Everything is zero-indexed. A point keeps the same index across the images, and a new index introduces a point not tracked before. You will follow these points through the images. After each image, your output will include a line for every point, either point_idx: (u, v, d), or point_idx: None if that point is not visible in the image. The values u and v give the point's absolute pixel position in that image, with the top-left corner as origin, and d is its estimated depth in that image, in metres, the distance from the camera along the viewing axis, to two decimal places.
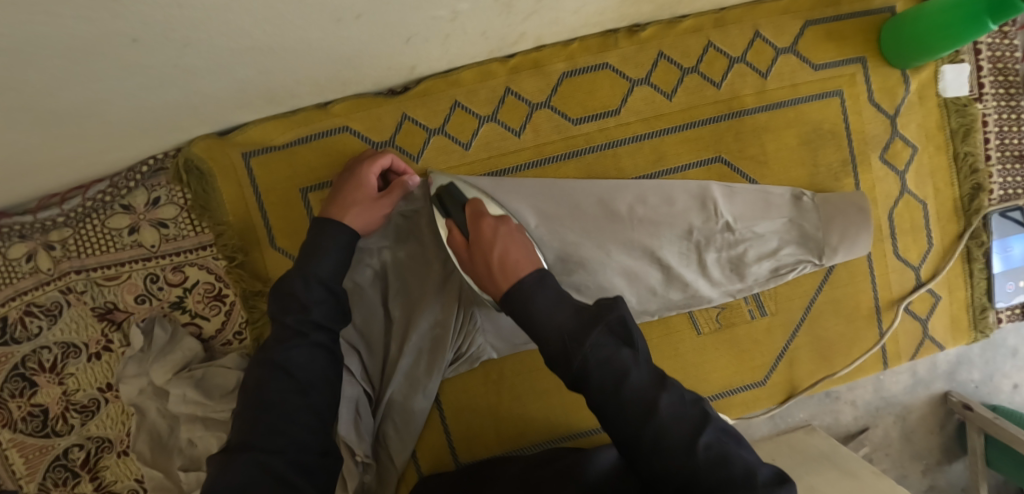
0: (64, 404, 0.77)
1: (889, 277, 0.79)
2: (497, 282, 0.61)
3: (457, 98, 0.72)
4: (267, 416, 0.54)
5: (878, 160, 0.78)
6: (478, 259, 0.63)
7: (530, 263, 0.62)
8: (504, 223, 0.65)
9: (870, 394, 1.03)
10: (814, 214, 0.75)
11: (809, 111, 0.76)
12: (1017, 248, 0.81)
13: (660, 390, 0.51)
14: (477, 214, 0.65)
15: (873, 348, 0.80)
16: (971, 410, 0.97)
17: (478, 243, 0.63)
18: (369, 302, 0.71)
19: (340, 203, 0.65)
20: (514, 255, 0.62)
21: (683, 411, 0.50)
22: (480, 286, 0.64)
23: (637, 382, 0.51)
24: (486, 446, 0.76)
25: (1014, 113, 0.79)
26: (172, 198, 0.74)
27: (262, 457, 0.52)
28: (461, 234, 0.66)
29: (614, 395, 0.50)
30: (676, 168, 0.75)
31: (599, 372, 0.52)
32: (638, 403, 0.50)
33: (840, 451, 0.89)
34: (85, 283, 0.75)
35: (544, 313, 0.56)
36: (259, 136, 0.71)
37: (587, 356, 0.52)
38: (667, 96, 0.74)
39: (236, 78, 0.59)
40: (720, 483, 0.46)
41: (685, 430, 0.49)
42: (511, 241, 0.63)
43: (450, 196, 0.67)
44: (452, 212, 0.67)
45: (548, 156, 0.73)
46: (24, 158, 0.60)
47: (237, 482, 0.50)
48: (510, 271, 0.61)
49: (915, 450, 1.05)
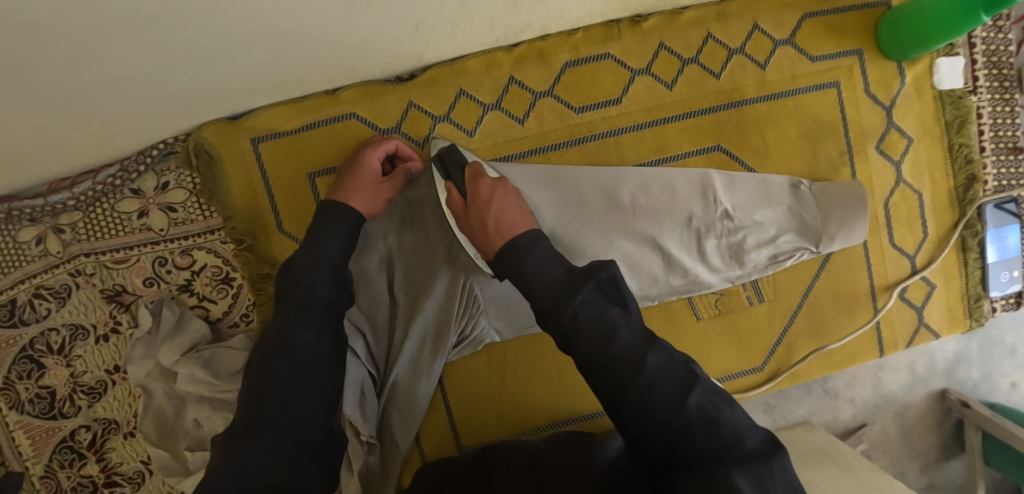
0: (71, 385, 0.78)
1: (886, 266, 0.81)
2: (491, 239, 0.63)
3: (463, 86, 0.73)
4: (277, 398, 0.54)
5: (874, 151, 0.79)
6: (475, 219, 0.64)
7: (524, 223, 0.64)
8: (502, 184, 0.66)
9: (869, 392, 1.06)
10: (813, 204, 0.76)
11: (808, 102, 0.78)
12: (1012, 238, 0.82)
13: (648, 349, 0.51)
14: (476, 175, 0.66)
15: (864, 325, 0.81)
16: (968, 408, 1.00)
17: (476, 202, 0.64)
18: (375, 286, 0.72)
19: (345, 187, 0.66)
20: (509, 215, 0.64)
21: (672, 370, 0.50)
22: (473, 242, 0.66)
23: (626, 341, 0.51)
24: (489, 431, 0.77)
25: (1009, 106, 0.81)
26: (181, 183, 0.75)
27: (271, 437, 0.52)
28: (460, 194, 0.66)
29: (602, 351, 0.51)
30: (677, 156, 0.76)
31: (587, 330, 0.53)
32: (626, 361, 0.50)
33: (838, 447, 0.93)
34: (94, 266, 0.76)
35: (534, 271, 0.59)
36: (268, 122, 0.72)
37: (577, 311, 0.54)
38: (667, 87, 0.76)
39: (247, 62, 0.60)
40: (706, 442, 0.46)
41: (673, 388, 0.49)
42: (508, 201, 0.65)
43: (452, 157, 0.69)
44: (452, 173, 0.68)
45: (551, 144, 0.75)
46: (38, 138, 0.61)
47: (248, 459, 0.49)
48: (505, 231, 0.63)
49: (913, 447, 1.07)
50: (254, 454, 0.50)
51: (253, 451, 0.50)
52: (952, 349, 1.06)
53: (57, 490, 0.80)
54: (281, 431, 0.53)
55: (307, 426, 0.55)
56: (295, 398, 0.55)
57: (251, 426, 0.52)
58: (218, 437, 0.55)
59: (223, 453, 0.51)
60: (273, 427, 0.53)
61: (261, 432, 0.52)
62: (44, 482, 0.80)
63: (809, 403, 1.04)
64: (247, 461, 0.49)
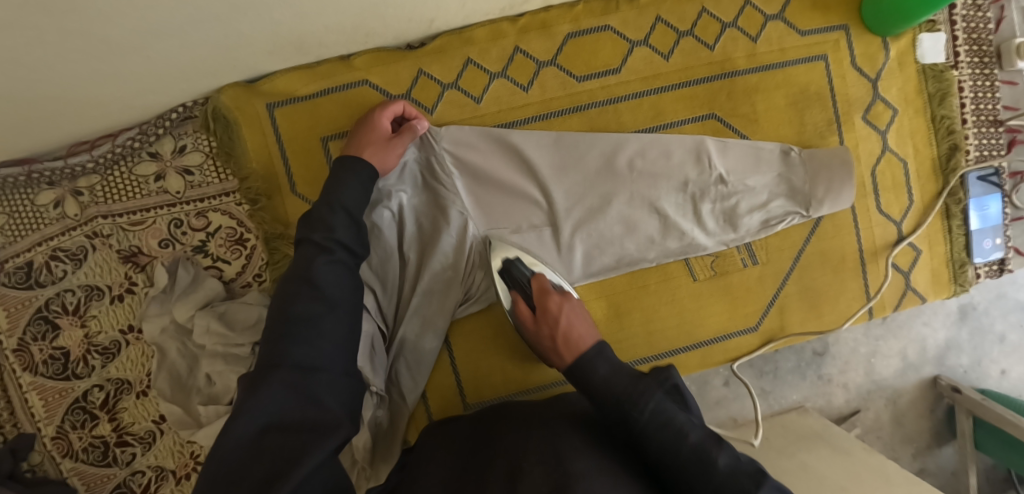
0: (85, 347, 0.80)
1: (873, 230, 0.84)
2: (561, 352, 0.72)
3: (470, 55, 0.77)
4: (299, 337, 0.56)
5: (861, 121, 0.83)
6: (547, 333, 0.73)
7: (589, 336, 0.73)
8: (567, 300, 0.75)
9: (862, 378, 1.09)
10: (802, 168, 0.80)
11: (797, 74, 0.82)
12: (993, 206, 0.86)
13: (715, 449, 0.57)
14: (542, 289, 0.75)
15: (859, 310, 0.85)
16: (959, 392, 1.06)
17: (547, 317, 0.73)
18: (385, 243, 0.75)
19: (358, 143, 0.71)
20: (578, 330, 0.72)
21: (739, 467, 0.56)
22: (543, 353, 0.75)
23: (695, 440, 0.58)
24: (492, 389, 0.81)
25: (988, 81, 0.85)
26: (198, 146, 0.78)
27: (293, 377, 0.54)
28: (528, 305, 0.76)
29: (674, 454, 0.57)
30: (674, 123, 0.80)
31: (659, 433, 0.59)
32: (697, 456, 0.57)
33: (832, 430, 0.97)
34: (111, 228, 0.79)
35: (603, 382, 0.65)
36: (284, 87, 0.75)
37: (647, 421, 0.60)
38: (664, 58, 0.79)
39: (270, 20, 0.63)
40: None
41: (743, 483, 0.54)
42: (573, 318, 0.74)
43: (517, 268, 0.76)
44: (518, 283, 0.76)
45: (553, 111, 0.78)
46: (68, 92, 0.64)
47: (270, 404, 0.52)
48: (577, 345, 0.71)
49: (906, 433, 1.13)
50: (278, 396, 0.53)
51: (276, 390, 0.53)
52: (942, 335, 1.11)
53: (68, 451, 0.81)
54: (304, 370, 0.55)
55: (328, 366, 0.57)
56: (315, 333, 0.57)
57: (273, 367, 0.55)
58: (241, 378, 0.57)
59: (248, 393, 0.53)
60: (295, 366, 0.55)
61: (283, 371, 0.54)
62: (56, 443, 0.81)
63: (804, 388, 1.08)
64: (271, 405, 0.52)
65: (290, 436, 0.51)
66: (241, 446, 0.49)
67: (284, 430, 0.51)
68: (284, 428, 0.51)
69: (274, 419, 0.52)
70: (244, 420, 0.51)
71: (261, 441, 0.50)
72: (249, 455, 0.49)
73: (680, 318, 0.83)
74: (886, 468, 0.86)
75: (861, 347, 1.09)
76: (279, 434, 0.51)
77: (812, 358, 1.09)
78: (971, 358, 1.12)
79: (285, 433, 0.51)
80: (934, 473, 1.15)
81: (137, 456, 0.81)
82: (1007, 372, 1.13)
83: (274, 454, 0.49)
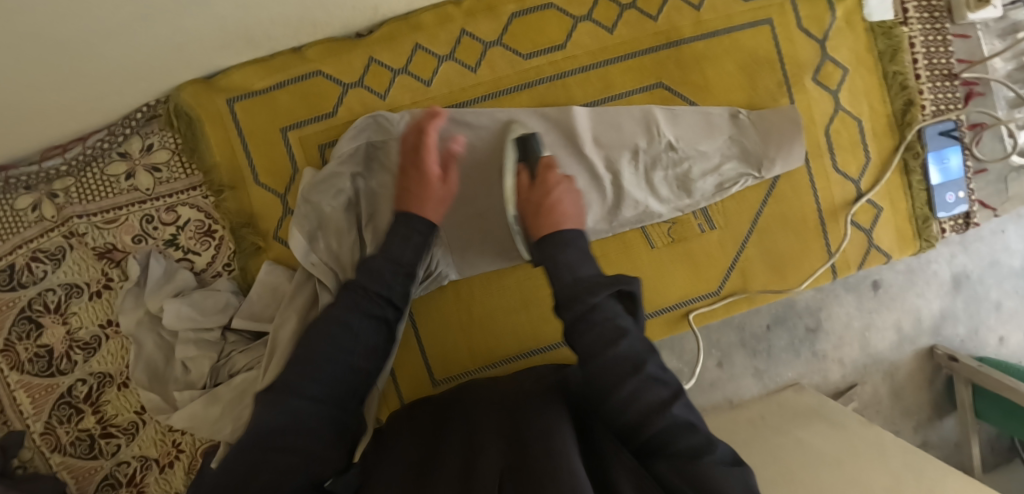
0: (68, 342, 0.83)
1: (832, 190, 0.85)
2: (541, 219, 0.68)
3: (419, 41, 0.79)
4: (313, 371, 0.61)
5: (811, 82, 0.83)
6: (535, 196, 0.70)
7: (575, 221, 0.69)
8: (568, 183, 0.72)
9: (856, 352, 1.09)
10: (752, 130, 0.81)
11: (744, 39, 0.82)
12: (953, 159, 0.87)
13: (645, 356, 0.56)
14: (548, 166, 0.73)
15: (820, 267, 0.85)
16: (957, 362, 1.05)
17: (542, 183, 0.71)
18: (344, 226, 0.78)
19: (425, 199, 0.72)
20: (565, 209, 0.69)
21: (661, 383, 0.55)
22: (523, 223, 0.71)
23: (627, 345, 0.56)
24: (461, 365, 0.83)
25: (939, 35, 0.86)
26: (164, 143, 0.81)
27: (305, 406, 0.59)
28: (528, 177, 0.72)
29: (607, 347, 0.56)
30: (622, 94, 0.81)
31: (597, 329, 0.57)
32: (626, 360, 0.56)
33: (829, 404, 0.96)
34: (86, 227, 0.82)
35: (567, 264, 0.64)
36: (240, 81, 0.78)
37: (593, 307, 0.59)
38: (608, 31, 0.80)
39: (216, 14, 0.66)
40: (688, 446, 0.51)
41: (660, 398, 0.54)
42: (566, 192, 0.71)
43: (533, 143, 0.75)
44: (527, 158, 0.74)
45: (503, 89, 0.80)
46: (33, 98, 0.68)
47: (274, 424, 0.57)
48: (555, 220, 0.68)
49: (905, 406, 1.12)
50: (284, 422, 0.57)
51: (282, 415, 0.58)
52: (937, 306, 1.10)
53: (57, 446, 0.84)
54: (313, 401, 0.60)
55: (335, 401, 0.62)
56: (330, 368, 0.62)
57: (287, 392, 0.59)
58: None
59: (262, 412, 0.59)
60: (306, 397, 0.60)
61: (297, 398, 0.59)
62: (44, 438, 0.84)
63: (800, 365, 1.08)
64: (275, 423, 0.57)
65: (288, 453, 0.56)
66: (239, 464, 0.55)
67: (279, 448, 0.56)
68: (280, 449, 0.56)
69: (275, 439, 0.56)
70: (245, 439, 0.57)
71: (258, 460, 0.55)
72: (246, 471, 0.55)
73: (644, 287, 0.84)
74: (882, 439, 0.85)
75: (856, 321, 1.09)
76: (276, 454, 0.56)
77: (804, 335, 1.08)
78: (970, 328, 1.12)
79: (279, 455, 0.55)
80: (937, 445, 1.14)
81: (122, 447, 0.84)
82: (1006, 339, 1.12)
83: (265, 475, 0.54)
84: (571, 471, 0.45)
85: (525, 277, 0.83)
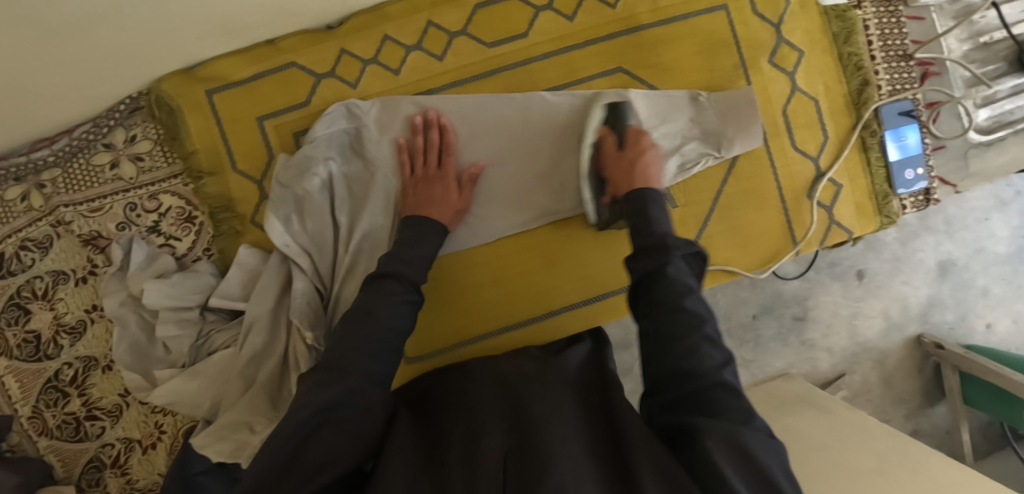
0: (55, 327, 0.86)
1: (791, 168, 0.87)
2: (631, 172, 0.71)
3: (387, 32, 0.82)
4: (365, 352, 0.61)
5: (767, 64, 0.86)
6: (626, 155, 0.74)
7: (661, 179, 0.72)
8: (657, 149, 0.75)
9: (845, 341, 1.10)
10: (711, 111, 0.83)
11: (701, 24, 0.85)
12: (911, 137, 0.89)
13: (706, 320, 0.55)
14: (637, 131, 0.76)
15: (785, 255, 0.88)
16: (944, 350, 1.06)
17: (632, 143, 0.75)
18: (319, 209, 0.80)
19: (440, 205, 0.78)
20: (655, 167, 0.72)
21: (715, 347, 0.54)
22: (613, 178, 0.74)
23: (692, 305, 0.55)
24: (431, 343, 0.85)
25: (892, 18, 0.89)
26: (147, 134, 0.85)
27: (359, 384, 0.58)
28: (615, 141, 0.76)
29: (676, 302, 0.55)
30: (583, 79, 0.84)
31: (666, 285, 0.57)
32: (691, 316, 0.55)
33: (817, 392, 0.98)
34: (72, 215, 0.85)
35: (654, 219, 0.64)
36: (218, 72, 0.82)
37: (672, 262, 0.58)
38: (568, 19, 0.83)
39: (190, 6, 0.69)
40: (730, 408, 0.50)
41: (711, 360, 0.53)
42: (656, 154, 0.74)
43: (620, 111, 0.79)
44: (614, 125, 0.78)
45: (469, 76, 0.83)
46: (18, 86, 0.71)
47: (329, 400, 0.55)
48: (648, 173, 0.71)
49: (895, 394, 1.13)
50: (338, 397, 0.56)
51: (333, 391, 0.56)
52: (925, 293, 1.11)
53: (43, 429, 0.86)
54: (368, 379, 0.59)
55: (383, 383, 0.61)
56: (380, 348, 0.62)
57: (342, 374, 0.58)
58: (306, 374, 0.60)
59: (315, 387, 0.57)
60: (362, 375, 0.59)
61: (350, 375, 0.58)
62: (32, 422, 0.86)
63: (788, 355, 1.09)
64: (331, 396, 0.55)
65: (339, 435, 0.54)
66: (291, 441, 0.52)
67: (336, 426, 0.55)
68: (336, 426, 0.55)
69: (329, 415, 0.55)
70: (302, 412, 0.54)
71: (312, 436, 0.53)
72: (299, 447, 0.53)
73: (610, 265, 0.87)
74: (867, 423, 0.87)
75: (842, 310, 1.10)
76: (331, 431, 0.54)
77: (792, 323, 1.09)
78: (957, 315, 1.13)
79: (335, 432, 0.54)
80: (929, 433, 1.15)
81: (106, 429, 0.87)
82: (993, 326, 1.14)
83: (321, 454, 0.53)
84: (564, 455, 0.48)
85: (495, 257, 0.85)
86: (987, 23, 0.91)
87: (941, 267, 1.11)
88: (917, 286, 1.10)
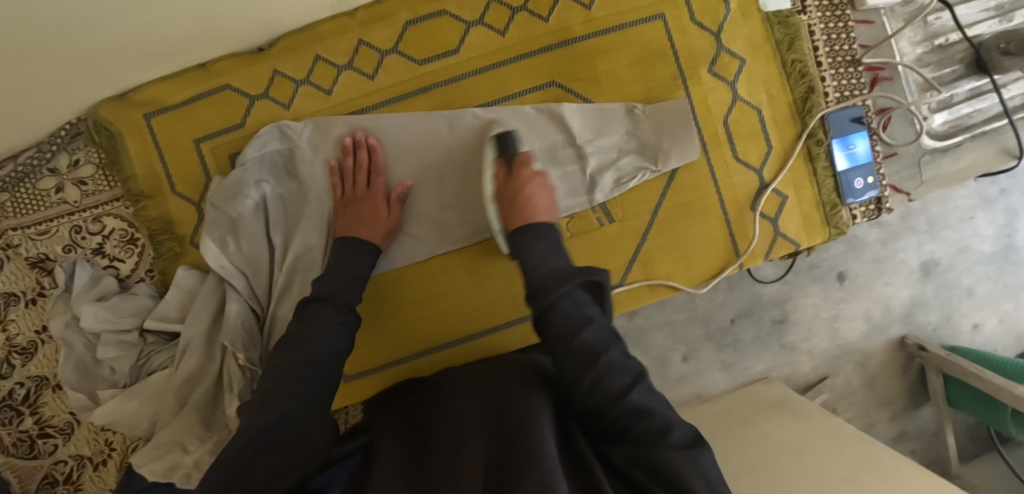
0: (7, 348, 0.88)
1: (732, 180, 0.85)
2: (514, 212, 0.73)
3: (319, 52, 0.82)
4: (301, 376, 0.61)
5: (707, 74, 0.84)
6: (510, 189, 0.74)
7: (547, 213, 0.73)
8: (542, 177, 0.76)
9: (826, 343, 1.06)
10: (647, 124, 0.82)
11: (637, 34, 0.83)
12: (860, 144, 0.86)
13: (607, 346, 0.55)
14: (524, 161, 0.76)
15: (727, 268, 0.86)
16: (926, 352, 1.02)
17: (517, 177, 0.75)
18: (253, 231, 0.81)
19: (370, 224, 0.78)
20: (538, 202, 0.73)
21: (622, 369, 0.54)
22: (499, 212, 0.75)
23: (590, 335, 0.56)
24: (368, 359, 0.85)
25: (839, 22, 0.86)
26: (90, 158, 0.86)
27: (300, 406, 0.58)
28: (505, 172, 0.76)
29: (567, 342, 0.56)
30: (515, 95, 0.83)
31: (557, 324, 0.57)
32: (592, 348, 0.55)
33: (794, 397, 0.95)
34: (20, 238, 0.87)
35: (536, 257, 0.66)
36: (155, 96, 0.83)
37: (559, 300, 0.58)
38: (500, 34, 0.83)
39: (112, 36, 0.70)
40: (647, 430, 0.50)
41: (620, 384, 0.53)
42: (540, 187, 0.75)
43: (510, 139, 0.77)
44: (505, 154, 0.77)
45: (401, 94, 0.83)
46: None
47: (269, 422, 0.55)
48: (531, 210, 0.72)
49: (879, 396, 1.09)
50: (276, 418, 0.55)
51: (272, 412, 0.56)
52: (906, 294, 1.07)
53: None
54: (308, 402, 0.59)
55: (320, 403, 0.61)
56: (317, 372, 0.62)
57: (277, 398, 0.58)
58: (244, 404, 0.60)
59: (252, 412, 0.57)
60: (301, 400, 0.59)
61: (287, 399, 0.58)
62: None
63: (767, 358, 1.05)
64: (268, 418, 0.55)
65: (282, 453, 0.53)
66: (226, 465, 0.50)
67: (279, 445, 0.53)
68: (279, 446, 0.53)
69: (270, 436, 0.54)
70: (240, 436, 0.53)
71: (254, 455, 0.52)
72: (240, 467, 0.50)
73: None
74: (844, 430, 0.83)
75: (822, 312, 1.05)
76: (276, 451, 0.53)
77: (771, 327, 1.04)
78: (941, 316, 1.09)
79: (277, 451, 0.53)
80: (915, 435, 1.10)
81: (59, 446, 0.89)
82: (980, 326, 1.10)
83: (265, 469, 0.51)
84: (550, 457, 0.43)
85: (429, 274, 0.85)
86: (942, 24, 0.88)
87: (924, 267, 1.07)
88: (899, 287, 1.06)
